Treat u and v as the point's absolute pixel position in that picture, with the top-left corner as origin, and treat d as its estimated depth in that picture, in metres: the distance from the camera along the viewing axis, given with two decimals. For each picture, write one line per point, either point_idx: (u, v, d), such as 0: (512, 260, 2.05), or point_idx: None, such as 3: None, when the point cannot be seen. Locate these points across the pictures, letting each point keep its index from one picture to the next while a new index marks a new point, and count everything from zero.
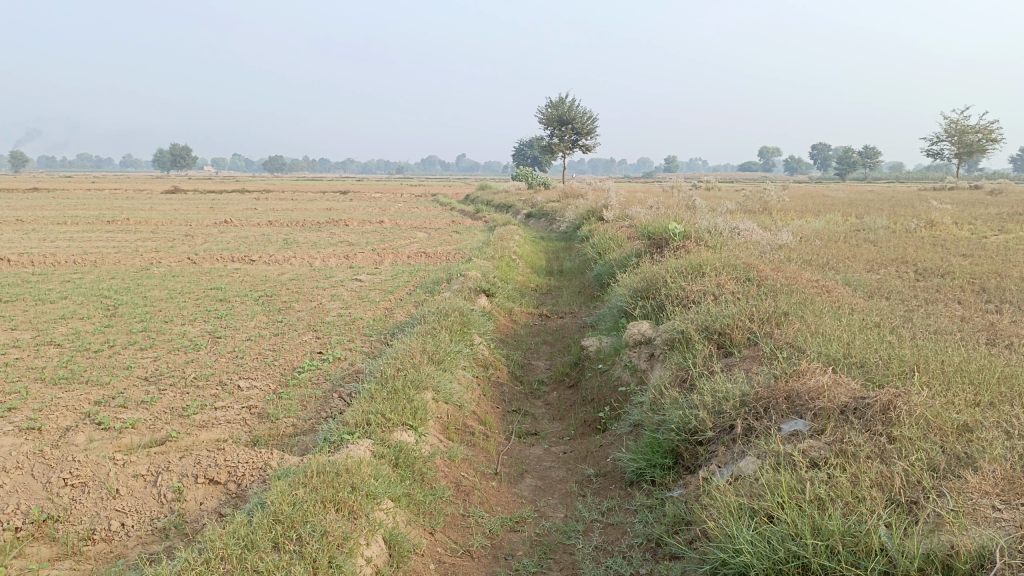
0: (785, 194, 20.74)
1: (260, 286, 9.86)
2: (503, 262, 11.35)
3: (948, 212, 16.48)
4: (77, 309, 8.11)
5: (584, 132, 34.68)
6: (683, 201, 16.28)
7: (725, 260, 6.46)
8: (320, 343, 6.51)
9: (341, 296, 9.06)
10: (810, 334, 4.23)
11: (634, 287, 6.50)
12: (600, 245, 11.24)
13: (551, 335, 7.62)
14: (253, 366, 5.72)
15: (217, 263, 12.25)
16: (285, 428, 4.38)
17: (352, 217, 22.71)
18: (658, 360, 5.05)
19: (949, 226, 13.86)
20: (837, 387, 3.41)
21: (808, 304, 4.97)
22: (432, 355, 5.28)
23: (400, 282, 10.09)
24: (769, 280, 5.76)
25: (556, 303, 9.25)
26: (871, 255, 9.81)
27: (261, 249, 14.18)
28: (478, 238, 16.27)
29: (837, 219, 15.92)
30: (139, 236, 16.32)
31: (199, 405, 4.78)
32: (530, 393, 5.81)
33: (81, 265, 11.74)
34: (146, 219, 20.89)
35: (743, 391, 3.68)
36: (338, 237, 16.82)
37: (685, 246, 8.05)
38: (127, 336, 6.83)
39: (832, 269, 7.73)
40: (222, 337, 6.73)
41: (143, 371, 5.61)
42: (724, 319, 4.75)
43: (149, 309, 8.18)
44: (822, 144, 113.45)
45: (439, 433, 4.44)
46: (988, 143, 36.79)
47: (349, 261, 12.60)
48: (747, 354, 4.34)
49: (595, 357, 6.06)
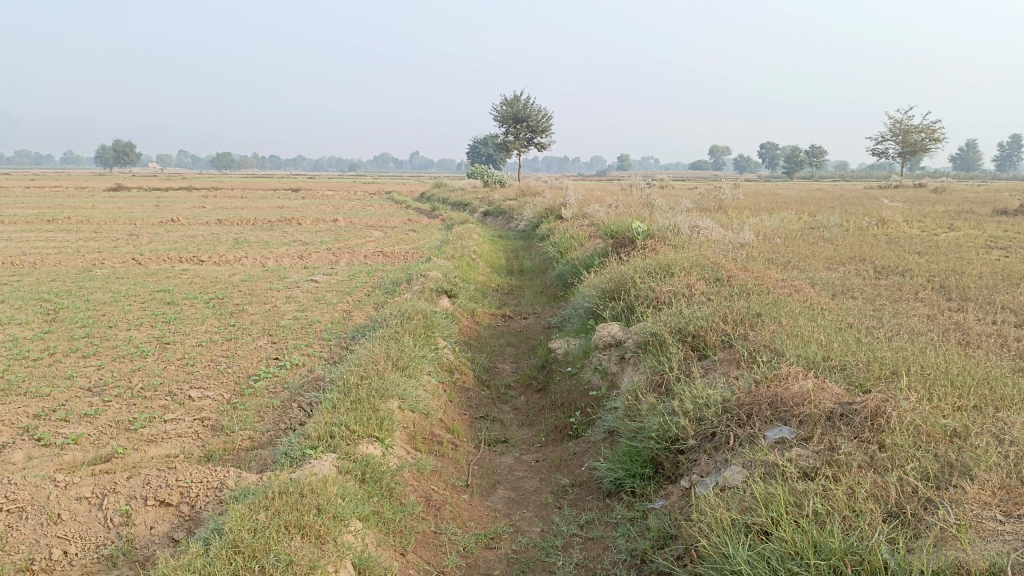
0: (739, 193, 20.94)
1: (211, 288, 9.48)
2: (463, 262, 11.16)
3: (898, 210, 16.78)
4: (14, 314, 7.66)
5: (539, 130, 34.62)
6: (641, 199, 16.27)
7: (693, 260, 6.37)
8: (276, 348, 6.23)
9: (297, 298, 8.75)
10: (787, 336, 4.14)
11: (602, 287, 6.37)
12: (561, 244, 11.13)
13: (516, 337, 7.45)
14: (205, 374, 5.43)
15: (165, 264, 11.79)
16: (242, 441, 4.13)
17: (306, 216, 22.27)
18: (630, 363, 4.92)
19: (900, 224, 14.12)
20: (821, 392, 3.31)
21: (780, 305, 4.90)
22: (396, 361, 5.06)
23: (358, 283, 9.82)
24: (739, 280, 5.68)
25: (518, 304, 9.08)
26: (830, 254, 9.87)
27: (211, 249, 13.74)
28: (435, 237, 16.00)
29: (791, 217, 16.09)
30: (81, 236, 15.69)
31: (148, 417, 4.48)
32: (497, 399, 5.63)
33: (19, 267, 11.18)
34: (88, 218, 20.15)
35: (724, 396, 3.56)
36: (291, 236, 16.38)
37: (650, 245, 7.96)
38: (68, 343, 6.45)
39: (796, 268, 7.73)
40: (171, 343, 6.40)
41: (86, 381, 5.27)
42: (697, 320, 4.64)
43: (92, 313, 7.77)
44: (770, 145, 115.89)
45: (405, 443, 4.24)
46: (930, 142, 37.79)
47: (304, 261, 12.25)
48: (723, 357, 4.23)
49: (563, 360, 5.90)
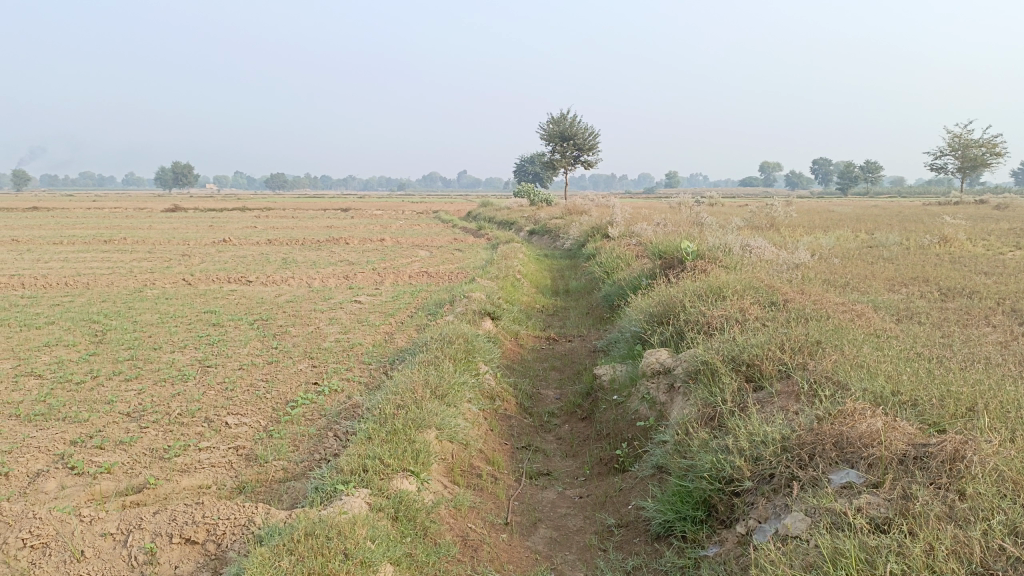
0: (791, 211, 20.40)
1: (256, 309, 9.49)
2: (507, 282, 11.00)
3: (961, 228, 16.08)
4: (63, 336, 7.74)
5: (585, 148, 34.45)
6: (691, 217, 15.94)
7: (747, 282, 6.09)
8: (316, 372, 6.12)
9: (340, 319, 8.68)
10: (851, 367, 3.86)
11: (650, 311, 6.11)
12: (608, 264, 10.90)
13: (561, 361, 7.23)
14: (243, 399, 5.33)
15: (213, 285, 11.90)
16: (275, 472, 4.00)
17: (353, 235, 22.44)
18: (679, 393, 4.66)
19: (963, 242, 13.52)
20: (891, 432, 3.03)
21: (842, 332, 4.59)
22: (435, 389, 4.89)
23: (401, 304, 9.73)
24: (795, 304, 5.38)
25: (563, 326, 8.86)
26: (891, 274, 9.43)
27: (258, 269, 13.85)
28: (481, 256, 15.89)
29: (847, 235, 15.58)
30: (135, 257, 16.02)
31: (182, 445, 4.39)
32: (540, 427, 5.41)
33: (72, 288, 11.39)
34: (143, 239, 20.63)
35: (783, 433, 3.30)
36: (338, 256, 16.45)
37: (701, 265, 7.68)
38: (112, 366, 6.45)
39: (855, 290, 7.36)
40: (213, 366, 6.35)
41: (126, 406, 5.23)
42: (751, 348, 4.37)
43: (139, 335, 7.80)
44: (823, 161, 113.91)
45: (443, 476, 4.06)
46: (992, 157, 36.49)
47: (349, 281, 12.25)
48: (781, 389, 3.96)
49: (609, 387, 5.67)
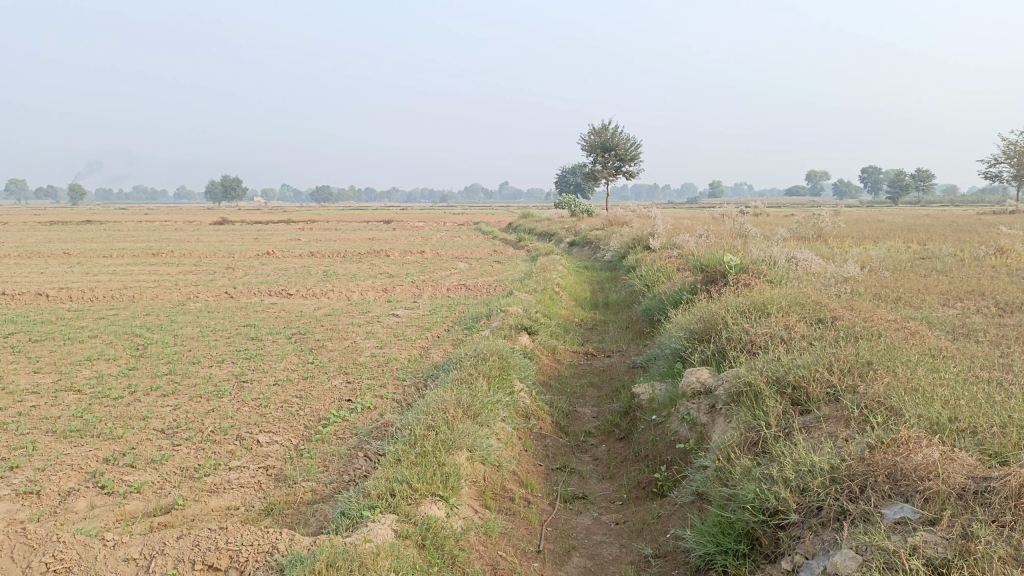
0: (839, 221, 19.91)
1: (295, 322, 9.51)
2: (546, 295, 10.88)
3: (1019, 238, 15.48)
4: (105, 349, 7.84)
5: (627, 159, 34.21)
6: (735, 228, 15.64)
7: (792, 298, 5.87)
8: (350, 388, 6.06)
9: (377, 333, 8.64)
10: (904, 391, 3.65)
11: (690, 327, 5.93)
12: (648, 277, 10.71)
13: (599, 377, 7.06)
14: (276, 416, 5.28)
15: (255, 298, 12.01)
16: (304, 494, 3.92)
17: (394, 247, 22.58)
18: (720, 415, 4.48)
19: (1022, 253, 13.00)
20: (950, 463, 2.83)
21: (894, 352, 4.37)
22: (467, 408, 4.78)
23: (438, 318, 9.67)
24: (844, 322, 5.16)
25: (602, 341, 8.69)
26: (944, 288, 9.06)
27: (299, 282, 13.96)
28: (520, 268, 15.80)
29: (898, 246, 15.11)
30: (181, 269, 16.33)
31: (213, 464, 4.35)
32: (576, 448, 5.26)
33: (118, 300, 11.61)
34: (190, 251, 21.04)
35: (832, 463, 3.11)
36: (378, 268, 16.51)
37: (744, 280, 7.45)
38: (150, 380, 6.49)
39: (907, 306, 7.07)
40: (248, 382, 6.34)
41: (160, 422, 5.22)
42: (798, 369, 4.18)
43: (178, 349, 7.86)
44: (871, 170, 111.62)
45: (474, 500, 3.94)
46: None
47: (388, 294, 12.25)
48: (829, 413, 3.76)
49: (648, 407, 5.49)
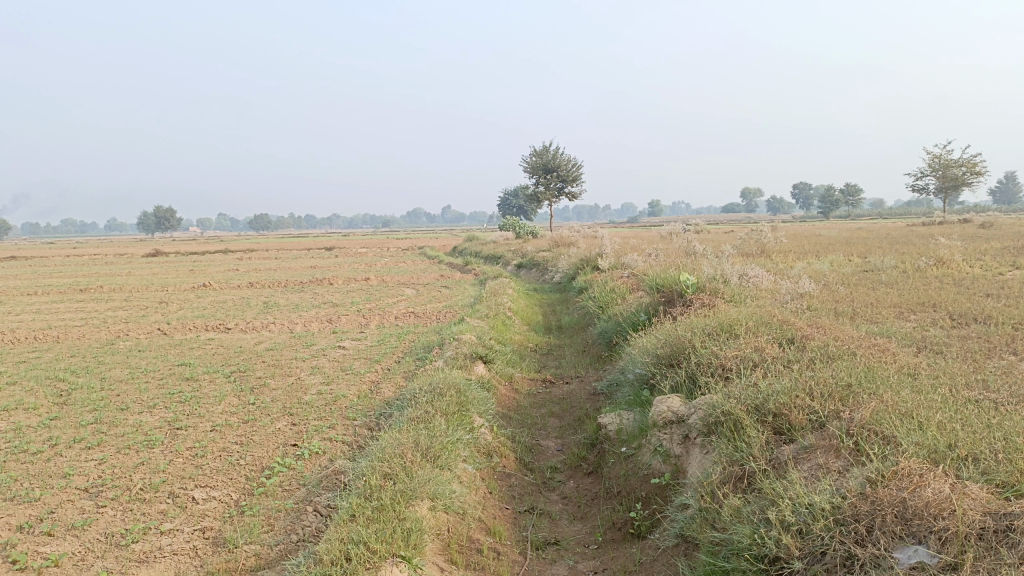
0: (781, 237, 20.18)
1: (234, 359, 8.97)
2: (498, 321, 10.57)
3: (955, 248, 15.87)
4: (24, 398, 7.19)
5: (570, 180, 34.33)
6: (683, 246, 15.62)
7: (757, 317, 5.68)
8: (296, 431, 5.61)
9: (323, 368, 8.17)
10: (895, 416, 3.45)
11: (656, 351, 5.67)
12: (601, 298, 10.51)
13: (559, 406, 6.74)
14: (214, 468, 4.81)
15: (190, 334, 11.37)
16: (246, 559, 3.49)
17: (337, 275, 22.00)
18: (697, 447, 4.22)
19: (960, 262, 13.30)
20: (963, 498, 2.60)
21: (875, 374, 4.18)
22: (426, 452, 4.41)
23: (387, 348, 9.25)
24: (816, 341, 4.97)
25: (559, 366, 8.39)
26: (895, 300, 9.08)
27: (238, 315, 13.33)
28: (468, 293, 15.49)
29: (840, 259, 15.28)
30: (111, 306, 15.47)
31: (142, 528, 3.88)
32: (543, 485, 4.92)
33: (40, 342, 10.84)
34: (121, 286, 20.10)
35: (833, 502, 2.87)
36: (321, 298, 15.93)
37: (704, 300, 7.27)
38: (73, 431, 5.92)
39: (868, 320, 6.98)
40: (184, 428, 5.84)
41: (83, 480, 4.69)
42: (777, 396, 3.95)
43: (106, 394, 7.26)
44: (804, 187, 115.43)
45: (439, 555, 3.58)
46: (972, 176, 36.68)
47: (333, 325, 11.76)
48: (816, 441, 3.53)
49: (616, 438, 5.20)
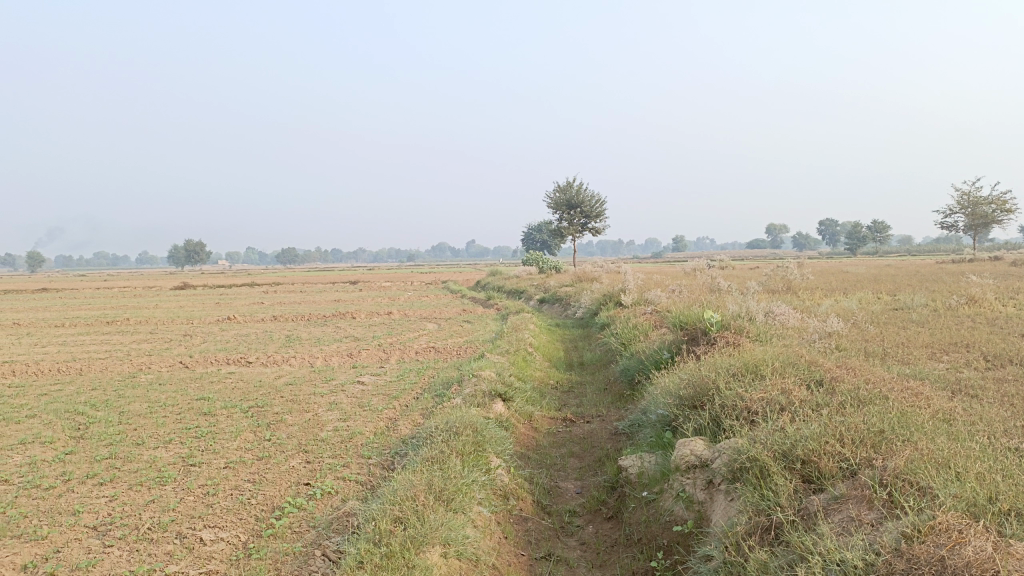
0: (808, 274, 19.90)
1: (252, 394, 8.92)
2: (519, 357, 10.44)
3: (988, 286, 15.53)
4: (42, 431, 7.17)
5: (593, 215, 34.30)
6: (707, 282, 15.45)
7: (784, 357, 5.51)
8: (309, 470, 5.50)
9: (341, 404, 8.07)
10: (930, 466, 3.27)
11: (679, 391, 5.51)
12: (624, 335, 10.35)
13: (580, 446, 6.57)
14: (225, 507, 4.71)
15: (211, 367, 11.37)
16: None
17: (360, 309, 22.03)
18: (721, 494, 4.06)
19: (993, 301, 12.98)
20: (1007, 559, 2.44)
21: (909, 420, 4.00)
22: (439, 494, 4.28)
23: (406, 384, 9.15)
24: (845, 384, 4.79)
25: (580, 404, 8.23)
26: (927, 340, 8.83)
27: (260, 348, 13.34)
28: (490, 328, 15.39)
29: (869, 297, 14.99)
30: (135, 338, 15.57)
31: (147, 570, 3.78)
32: (561, 530, 4.76)
33: (63, 375, 10.88)
34: (146, 318, 20.27)
35: (866, 560, 2.72)
36: (343, 332, 15.91)
37: (729, 338, 7.10)
38: (87, 466, 5.87)
39: (899, 361, 6.77)
40: (197, 465, 5.76)
41: (92, 518, 4.61)
42: (805, 441, 3.79)
43: (123, 428, 7.22)
44: (830, 223, 114.72)
45: None
46: (1002, 214, 36.13)
47: (353, 360, 11.70)
48: (847, 491, 3.36)
49: (637, 482, 5.03)
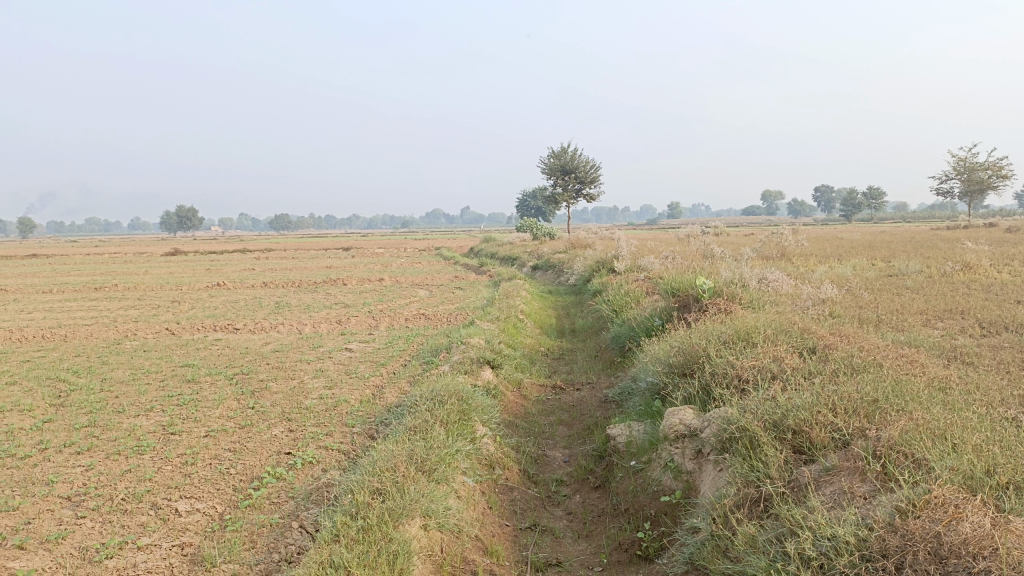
0: (803, 240, 19.76)
1: (238, 361, 8.78)
2: (509, 323, 10.32)
3: (983, 253, 15.42)
4: (21, 399, 7.03)
5: (588, 181, 33.98)
6: (701, 248, 15.30)
7: (776, 324, 5.39)
8: (291, 439, 5.38)
9: (327, 372, 7.94)
10: (926, 436, 3.16)
11: (669, 360, 5.39)
12: (615, 302, 10.23)
13: (569, 414, 6.47)
14: (202, 477, 4.59)
15: (198, 334, 11.22)
16: None
17: (351, 275, 21.83)
18: (710, 463, 3.95)
19: (988, 267, 12.88)
20: (1007, 535, 2.33)
21: (904, 389, 3.89)
22: (421, 464, 4.17)
23: (395, 351, 9.02)
24: (839, 352, 4.68)
25: (570, 372, 8.13)
26: (922, 306, 8.73)
27: (248, 315, 13.18)
28: (482, 295, 15.26)
29: (864, 264, 14.86)
30: (123, 304, 15.39)
31: (118, 543, 3.66)
32: (547, 500, 4.66)
33: (47, 341, 10.72)
34: (136, 284, 20.07)
35: (858, 535, 2.61)
36: (334, 298, 15.77)
37: (721, 305, 6.97)
38: (65, 434, 5.74)
39: (894, 328, 6.66)
40: (178, 433, 5.64)
41: (66, 488, 4.49)
42: (797, 411, 3.67)
43: (105, 395, 7.09)
44: (825, 190, 114.38)
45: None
46: (999, 180, 35.94)
47: (342, 327, 11.55)
48: (839, 462, 3.25)
49: (625, 451, 4.93)
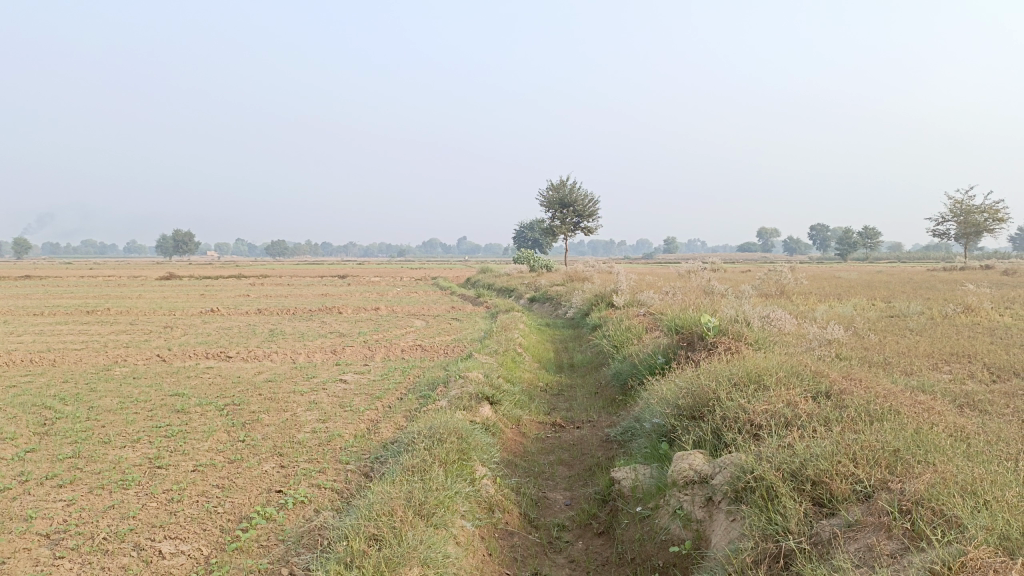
0: (802, 279, 19.68)
1: (230, 390, 8.57)
2: (508, 357, 10.14)
3: (984, 295, 15.34)
4: (4, 426, 6.81)
5: (586, 215, 34.00)
6: (702, 285, 15.18)
7: (787, 366, 5.23)
8: (283, 475, 5.18)
9: (321, 404, 7.73)
10: (955, 491, 2.98)
11: (676, 400, 5.22)
12: (616, 337, 10.07)
13: (569, 453, 6.28)
14: (189, 516, 4.38)
15: (190, 361, 11.00)
16: None
17: (347, 303, 21.64)
18: (723, 513, 3.77)
19: (989, 310, 12.80)
20: None
21: (926, 439, 3.73)
22: (418, 508, 3.98)
23: (390, 384, 8.82)
24: (853, 397, 4.52)
25: (570, 409, 7.94)
26: (928, 349, 8.59)
27: (242, 343, 12.97)
28: (479, 327, 15.08)
29: (864, 304, 14.77)
30: (115, 329, 15.16)
31: None
32: (548, 546, 4.46)
33: (35, 366, 10.49)
34: (129, 309, 19.83)
35: None
36: (329, 327, 15.55)
37: (727, 344, 6.82)
38: (47, 466, 5.52)
39: (903, 372, 6.52)
40: (165, 467, 5.43)
41: (46, 524, 4.28)
42: (816, 460, 3.50)
43: (91, 425, 6.87)
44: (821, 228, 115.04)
45: None
46: (994, 223, 36.10)
47: (337, 357, 11.35)
48: (862, 517, 3.08)
49: (631, 496, 4.73)
